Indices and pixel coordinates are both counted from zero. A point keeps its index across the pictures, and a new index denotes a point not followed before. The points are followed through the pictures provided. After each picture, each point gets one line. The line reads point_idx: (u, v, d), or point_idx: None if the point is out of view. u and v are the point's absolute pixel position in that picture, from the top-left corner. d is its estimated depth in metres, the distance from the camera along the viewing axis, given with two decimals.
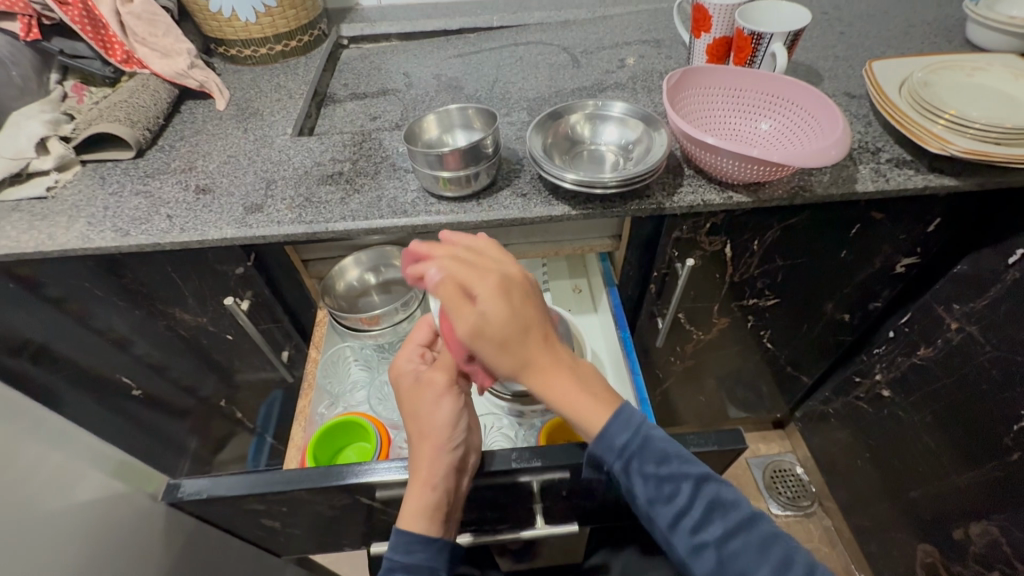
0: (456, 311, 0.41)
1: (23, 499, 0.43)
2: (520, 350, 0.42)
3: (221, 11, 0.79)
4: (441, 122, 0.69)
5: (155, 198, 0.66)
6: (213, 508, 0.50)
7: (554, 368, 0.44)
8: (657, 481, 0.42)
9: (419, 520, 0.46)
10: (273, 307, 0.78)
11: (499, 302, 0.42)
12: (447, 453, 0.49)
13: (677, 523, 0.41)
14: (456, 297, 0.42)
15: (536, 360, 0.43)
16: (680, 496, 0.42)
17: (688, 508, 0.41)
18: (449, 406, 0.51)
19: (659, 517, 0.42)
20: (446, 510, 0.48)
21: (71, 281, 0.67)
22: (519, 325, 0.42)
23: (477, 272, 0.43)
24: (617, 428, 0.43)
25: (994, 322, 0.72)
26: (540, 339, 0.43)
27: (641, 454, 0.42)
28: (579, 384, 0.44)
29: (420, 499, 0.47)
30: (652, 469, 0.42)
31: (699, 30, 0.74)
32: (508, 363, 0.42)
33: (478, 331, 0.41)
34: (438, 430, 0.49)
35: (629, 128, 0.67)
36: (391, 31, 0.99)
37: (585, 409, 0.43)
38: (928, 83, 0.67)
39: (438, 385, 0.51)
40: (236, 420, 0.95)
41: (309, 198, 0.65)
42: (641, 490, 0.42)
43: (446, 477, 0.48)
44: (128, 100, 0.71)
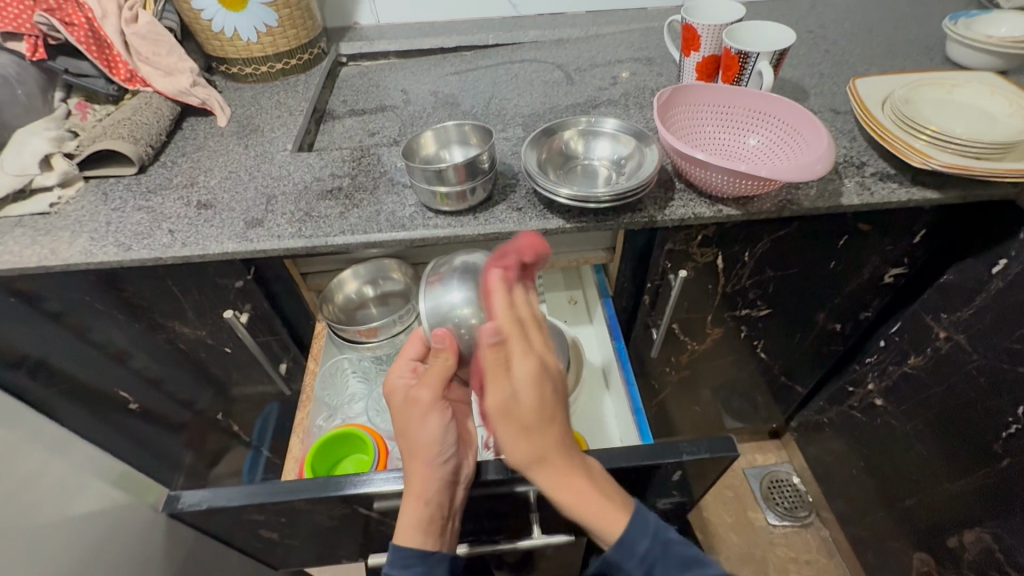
0: (494, 385, 0.43)
1: (25, 512, 0.44)
2: (542, 444, 0.43)
3: (223, 31, 0.81)
4: (438, 138, 0.71)
5: (157, 213, 0.67)
6: (212, 520, 0.51)
7: (571, 467, 0.44)
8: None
9: (413, 534, 0.47)
10: (272, 319, 0.78)
11: (534, 393, 0.43)
12: (436, 468, 0.48)
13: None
14: (497, 373, 0.44)
15: (552, 453, 0.44)
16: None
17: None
18: (436, 421, 0.50)
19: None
20: (441, 522, 0.48)
21: (72, 295, 0.68)
22: (544, 417, 0.43)
23: (522, 355, 0.44)
24: (637, 533, 0.43)
25: (980, 330, 0.74)
26: (562, 439, 0.44)
27: (660, 560, 0.42)
28: (592, 488, 0.44)
29: (415, 512, 0.47)
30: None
31: (689, 49, 0.76)
32: (525, 453, 0.43)
33: (507, 411, 0.43)
34: (427, 447, 0.49)
35: (621, 143, 0.69)
36: (390, 49, 1.01)
37: (589, 508, 0.43)
38: (909, 99, 0.70)
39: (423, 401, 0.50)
40: (234, 434, 0.95)
41: (309, 213, 0.66)
42: None
43: (438, 490, 0.48)
44: (131, 117, 0.72)
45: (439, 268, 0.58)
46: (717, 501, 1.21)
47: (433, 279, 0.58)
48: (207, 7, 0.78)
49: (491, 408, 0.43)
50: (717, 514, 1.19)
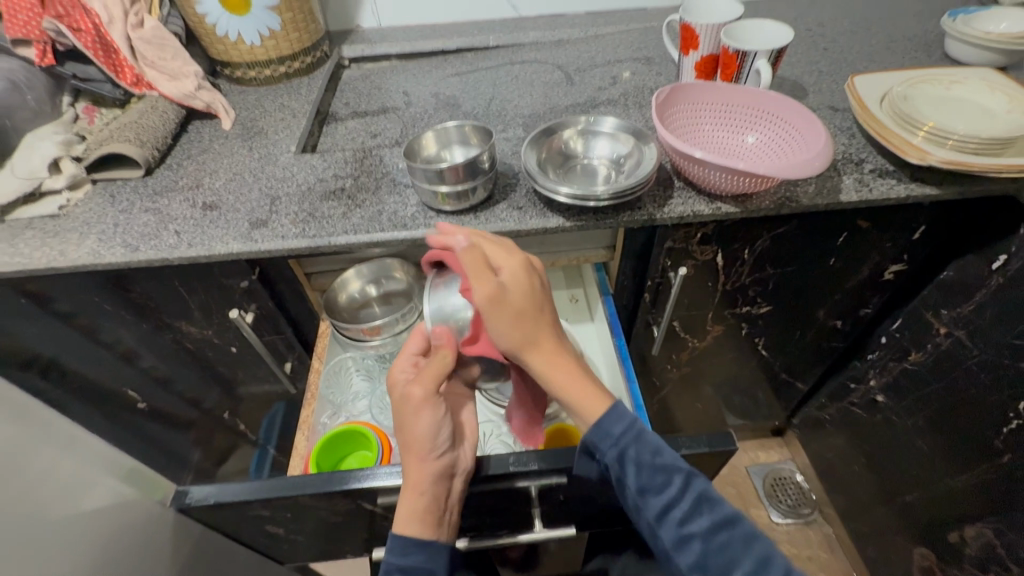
0: (480, 279, 0.48)
1: (36, 506, 0.45)
2: (530, 329, 0.48)
3: (227, 35, 0.83)
4: (439, 139, 0.72)
5: (163, 215, 0.68)
6: (219, 515, 0.52)
7: (556, 357, 0.49)
8: (649, 475, 0.45)
9: (410, 524, 0.48)
10: (277, 319, 0.80)
11: (520, 281, 0.49)
12: (431, 463, 0.49)
13: (665, 514, 0.44)
14: (482, 269, 0.49)
15: (536, 337, 0.49)
16: (670, 486, 0.45)
17: (677, 500, 0.44)
18: (431, 418, 0.50)
19: (649, 508, 0.45)
20: (438, 514, 0.49)
21: (81, 295, 0.69)
22: (531, 306, 0.49)
23: (503, 255, 0.51)
24: (614, 419, 0.47)
25: (981, 326, 0.74)
26: (546, 327, 0.50)
27: (636, 446, 0.46)
28: (576, 372, 0.49)
29: (411, 504, 0.48)
30: (645, 460, 0.45)
31: (688, 49, 0.77)
32: (514, 337, 0.48)
33: (496, 301, 0.47)
34: (421, 441, 0.49)
35: (620, 142, 0.69)
36: (391, 51, 1.02)
37: (574, 388, 0.49)
38: (907, 96, 0.70)
39: (418, 397, 0.50)
40: (239, 433, 0.96)
41: (313, 213, 0.67)
42: (631, 480, 0.45)
43: (432, 484, 0.48)
44: (137, 121, 0.74)
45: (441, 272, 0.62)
46: None
47: (437, 282, 0.61)
48: (212, 12, 0.79)
49: (479, 303, 0.47)
50: None
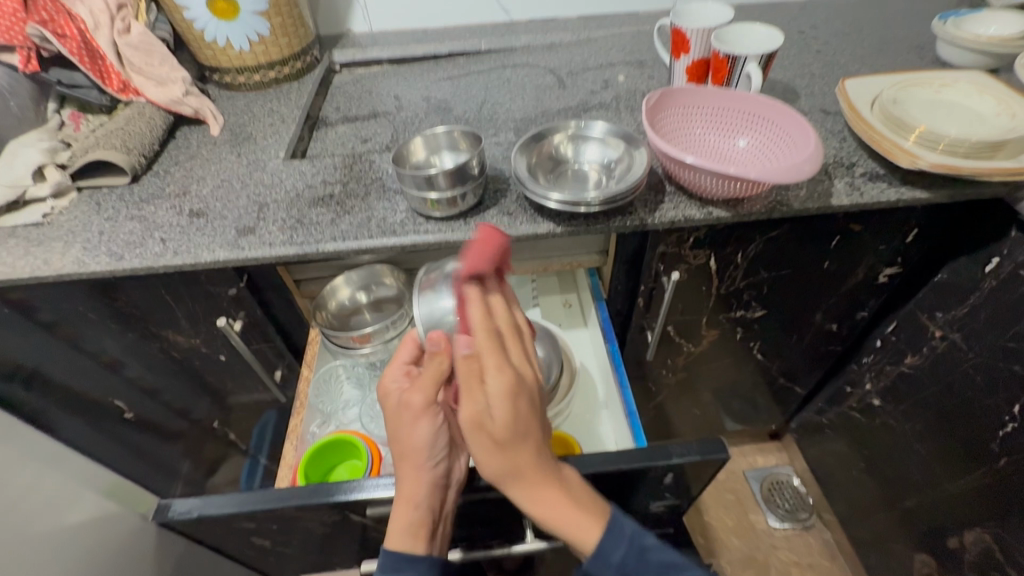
0: (466, 401, 0.43)
1: (14, 523, 0.44)
2: (512, 458, 0.43)
3: (216, 40, 0.82)
4: (428, 145, 0.71)
5: (149, 223, 0.67)
6: (202, 528, 0.51)
7: (544, 483, 0.43)
8: None
9: (404, 538, 0.46)
10: (266, 327, 0.79)
11: (509, 405, 0.42)
12: (427, 472, 0.48)
13: None
14: (471, 383, 0.43)
15: (520, 462, 0.43)
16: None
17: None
18: (428, 427, 0.48)
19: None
20: (429, 527, 0.48)
21: (66, 305, 0.68)
22: (519, 427, 0.43)
23: (496, 363, 0.44)
24: (612, 545, 0.42)
25: (975, 328, 0.74)
26: (535, 452, 0.44)
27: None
28: (561, 502, 0.43)
29: (405, 515, 0.47)
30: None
31: (679, 52, 0.76)
32: (494, 464, 0.43)
33: (480, 423, 0.42)
34: (417, 452, 0.48)
35: (611, 147, 0.69)
36: (383, 56, 1.02)
37: (564, 523, 0.42)
38: (897, 100, 0.70)
39: (416, 406, 0.48)
40: (231, 442, 0.95)
41: (301, 220, 0.66)
42: None
43: (426, 494, 0.48)
44: (124, 128, 0.73)
45: (432, 272, 0.62)
46: (718, 504, 1.21)
47: (425, 282, 0.61)
48: (199, 17, 0.79)
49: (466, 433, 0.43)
50: (718, 516, 1.19)
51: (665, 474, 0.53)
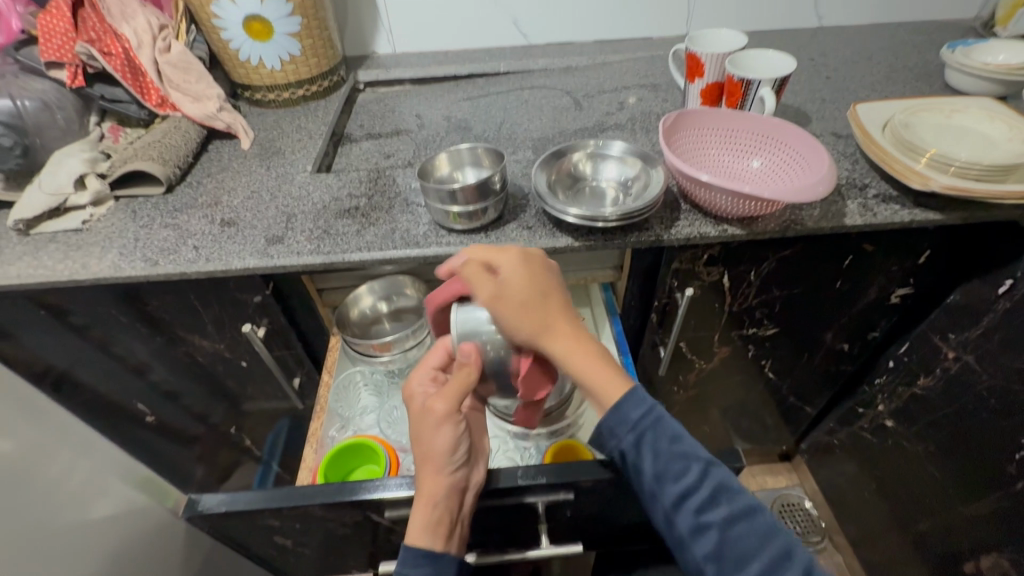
0: (482, 283, 0.51)
1: (46, 514, 0.45)
2: (540, 315, 0.49)
3: (249, 60, 0.86)
4: (452, 160, 0.74)
5: (182, 230, 0.70)
6: (228, 524, 0.52)
7: (567, 337, 0.49)
8: (667, 460, 0.46)
9: (425, 536, 0.47)
10: (287, 334, 0.81)
11: (522, 282, 0.50)
12: (446, 476, 0.49)
13: (682, 502, 0.45)
14: (483, 274, 0.51)
15: (551, 324, 0.49)
16: (689, 473, 0.45)
17: (694, 489, 0.45)
18: (450, 433, 0.50)
19: (667, 495, 0.45)
20: (450, 528, 0.49)
21: (98, 308, 0.70)
22: (535, 293, 0.50)
23: (501, 253, 0.53)
24: (636, 400, 0.48)
25: (989, 349, 0.74)
26: (556, 308, 0.50)
27: (658, 447, 0.46)
28: (588, 361, 0.49)
29: (423, 516, 0.48)
30: (663, 441, 0.46)
31: (693, 76, 0.79)
32: (524, 328, 0.49)
33: (497, 298, 0.50)
34: (439, 454, 0.49)
35: (628, 166, 0.71)
36: (405, 76, 1.06)
37: (593, 381, 0.48)
38: (909, 124, 0.72)
39: (440, 414, 0.50)
40: (244, 448, 0.96)
41: (328, 230, 0.69)
42: (648, 466, 0.46)
43: (445, 497, 0.49)
44: (161, 140, 0.76)
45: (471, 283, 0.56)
46: None
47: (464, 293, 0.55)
48: (235, 38, 0.83)
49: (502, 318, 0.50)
50: None
51: None
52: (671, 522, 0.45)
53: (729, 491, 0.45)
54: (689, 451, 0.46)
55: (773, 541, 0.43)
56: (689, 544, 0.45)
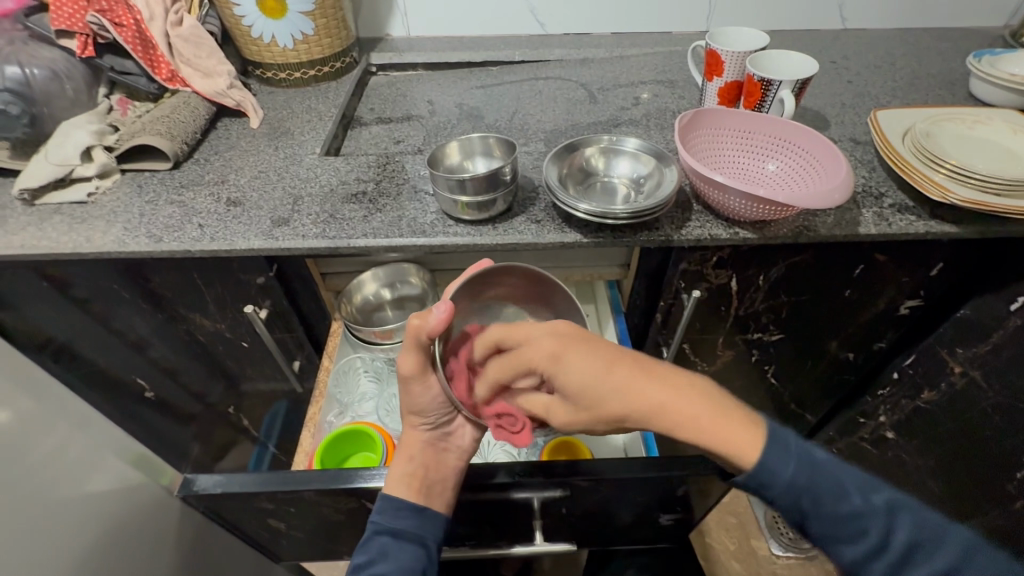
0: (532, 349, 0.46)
1: (39, 486, 0.45)
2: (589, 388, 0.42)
3: (262, 37, 0.85)
4: (462, 149, 0.73)
5: (188, 208, 0.69)
6: (224, 504, 0.52)
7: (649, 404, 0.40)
8: (838, 518, 0.38)
9: (399, 485, 0.51)
10: (289, 316, 0.80)
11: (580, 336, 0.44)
12: (420, 434, 0.55)
13: (871, 563, 0.37)
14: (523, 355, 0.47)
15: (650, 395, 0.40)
16: (869, 536, 0.37)
17: (880, 551, 0.37)
18: (428, 391, 0.53)
19: (845, 558, 0.39)
20: (428, 484, 0.52)
21: (101, 282, 0.70)
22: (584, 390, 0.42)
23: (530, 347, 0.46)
24: (779, 461, 0.38)
25: (997, 366, 0.72)
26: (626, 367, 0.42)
27: (811, 490, 0.38)
28: (719, 421, 0.39)
29: (399, 468, 0.52)
30: (825, 505, 0.38)
31: (712, 74, 0.78)
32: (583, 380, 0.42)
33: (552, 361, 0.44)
34: (416, 414, 0.54)
35: (642, 163, 0.70)
36: (419, 60, 1.04)
37: (731, 437, 0.38)
38: (931, 133, 0.70)
39: (409, 371, 0.52)
40: (242, 428, 0.97)
41: (334, 215, 0.68)
42: (816, 527, 0.39)
43: (421, 451, 0.53)
44: (169, 115, 0.75)
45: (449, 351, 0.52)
46: (717, 526, 1.09)
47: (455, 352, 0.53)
48: (248, 14, 0.82)
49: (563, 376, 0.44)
50: (720, 540, 1.07)
51: (676, 485, 0.53)
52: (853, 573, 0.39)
53: (902, 510, 0.38)
54: (843, 479, 0.38)
55: (982, 556, 0.37)
56: None
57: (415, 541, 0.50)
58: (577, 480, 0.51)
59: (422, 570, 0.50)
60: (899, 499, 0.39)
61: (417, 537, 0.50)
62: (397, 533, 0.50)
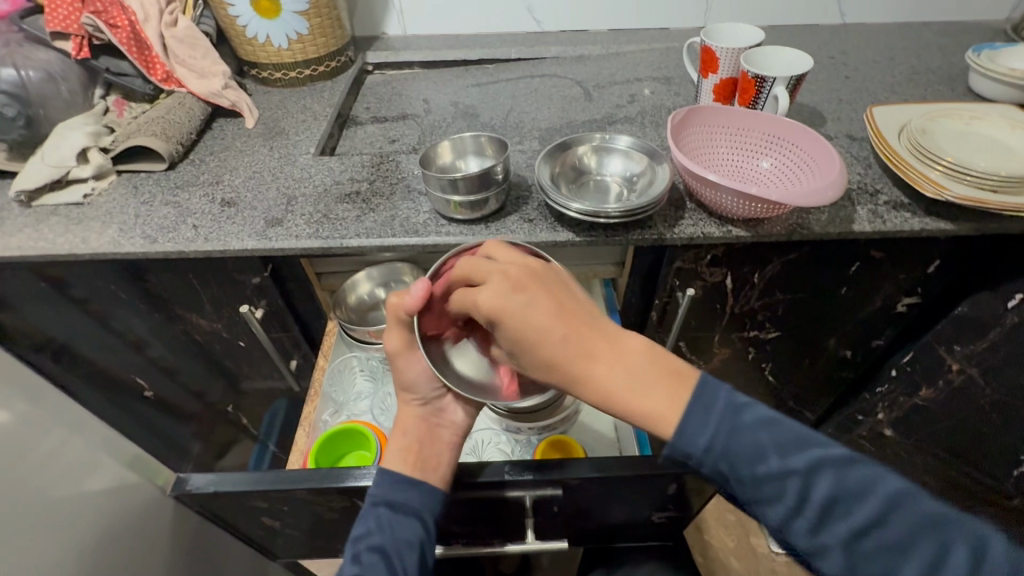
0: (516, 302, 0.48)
1: (33, 485, 0.46)
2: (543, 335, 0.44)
3: (257, 37, 0.85)
4: (455, 149, 0.73)
5: (182, 209, 0.69)
6: (217, 503, 0.53)
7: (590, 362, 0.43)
8: (755, 481, 0.38)
9: (394, 459, 0.52)
10: (285, 316, 0.80)
11: (527, 297, 0.43)
12: (414, 408, 0.56)
13: (790, 521, 0.37)
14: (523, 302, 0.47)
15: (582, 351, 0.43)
16: (785, 495, 0.37)
17: (795, 511, 0.37)
18: (416, 365, 0.55)
19: (766, 516, 0.39)
20: (423, 457, 0.53)
21: (98, 283, 0.71)
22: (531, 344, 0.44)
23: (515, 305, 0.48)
24: (696, 431, 0.39)
25: (995, 364, 0.72)
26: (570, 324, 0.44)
27: (727, 454, 0.39)
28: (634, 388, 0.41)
29: (395, 442, 0.54)
30: (743, 467, 0.38)
31: (707, 71, 0.77)
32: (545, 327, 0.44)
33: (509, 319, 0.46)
34: (409, 389, 0.56)
35: (635, 161, 0.70)
36: (414, 59, 1.04)
37: (646, 405, 0.40)
38: (927, 130, 0.70)
39: (394, 348, 0.54)
40: (241, 426, 0.97)
41: (327, 214, 0.68)
42: (737, 488, 0.39)
43: (415, 425, 0.55)
44: (165, 116, 0.76)
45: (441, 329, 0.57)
46: (717, 523, 1.09)
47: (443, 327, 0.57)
48: (243, 14, 0.82)
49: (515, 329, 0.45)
50: (718, 537, 1.07)
51: (669, 483, 0.53)
52: (785, 537, 0.39)
53: (822, 467, 0.37)
54: (761, 439, 0.38)
55: (901, 513, 0.35)
56: (791, 540, 0.38)
57: (412, 516, 0.50)
58: (567, 478, 0.51)
59: (421, 543, 0.49)
60: (825, 457, 0.37)
61: (413, 510, 0.50)
62: (394, 506, 0.50)
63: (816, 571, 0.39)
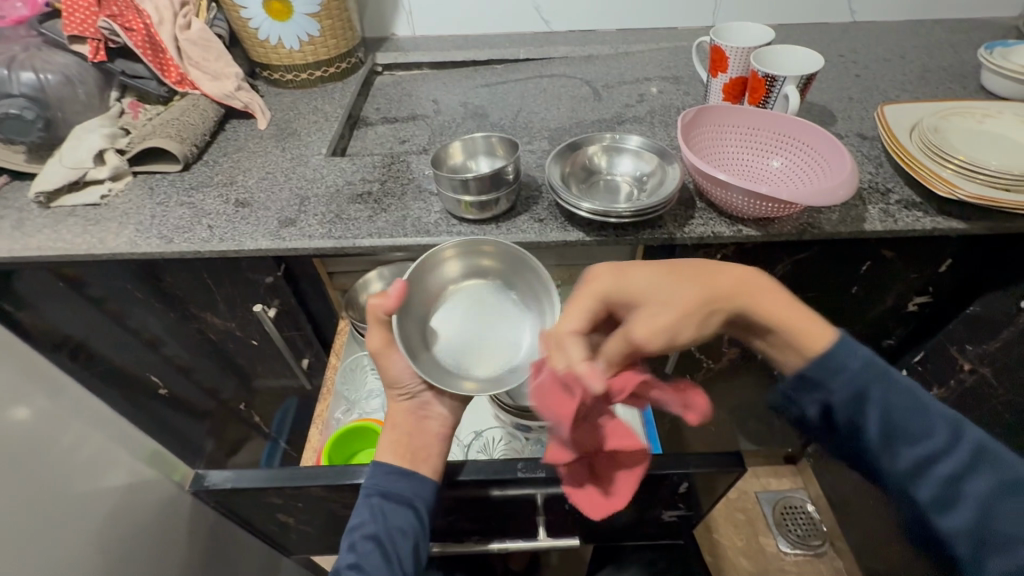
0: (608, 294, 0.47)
1: (56, 480, 0.47)
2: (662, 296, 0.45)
3: (269, 39, 0.86)
4: (466, 149, 0.74)
5: (197, 209, 0.70)
6: (234, 499, 0.54)
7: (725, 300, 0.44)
8: (902, 423, 0.40)
9: (384, 452, 0.55)
10: (297, 315, 0.81)
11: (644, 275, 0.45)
12: (401, 403, 0.58)
13: (923, 464, 0.40)
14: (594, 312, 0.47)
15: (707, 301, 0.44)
16: (932, 439, 0.39)
17: (941, 455, 0.39)
18: (400, 361, 0.57)
19: (898, 459, 0.41)
20: (412, 448, 0.55)
21: (114, 282, 0.72)
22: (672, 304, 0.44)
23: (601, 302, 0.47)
24: (849, 355, 0.41)
25: (1008, 364, 0.71)
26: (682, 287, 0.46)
27: (875, 391, 0.40)
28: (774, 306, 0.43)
29: (386, 436, 0.57)
30: (892, 408, 0.40)
31: (717, 70, 0.77)
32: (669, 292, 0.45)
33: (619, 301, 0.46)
34: (396, 386, 0.58)
35: (644, 161, 0.70)
36: (424, 60, 1.04)
37: (785, 317, 0.43)
38: (939, 128, 0.70)
39: (377, 346, 0.57)
40: (253, 424, 0.99)
41: (339, 215, 0.69)
42: (873, 425, 0.41)
43: (403, 419, 0.57)
44: (179, 118, 0.77)
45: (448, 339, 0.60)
46: (725, 523, 1.09)
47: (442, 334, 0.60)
48: (255, 16, 0.83)
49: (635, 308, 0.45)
50: (727, 536, 1.07)
51: (680, 482, 0.54)
52: (907, 488, 0.41)
53: (965, 427, 0.40)
54: (920, 392, 0.41)
55: None
56: (911, 487, 0.41)
57: (404, 504, 0.52)
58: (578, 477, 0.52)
59: (413, 530, 0.52)
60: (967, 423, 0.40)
61: (406, 499, 0.52)
62: (385, 494, 0.52)
63: (926, 522, 0.42)
